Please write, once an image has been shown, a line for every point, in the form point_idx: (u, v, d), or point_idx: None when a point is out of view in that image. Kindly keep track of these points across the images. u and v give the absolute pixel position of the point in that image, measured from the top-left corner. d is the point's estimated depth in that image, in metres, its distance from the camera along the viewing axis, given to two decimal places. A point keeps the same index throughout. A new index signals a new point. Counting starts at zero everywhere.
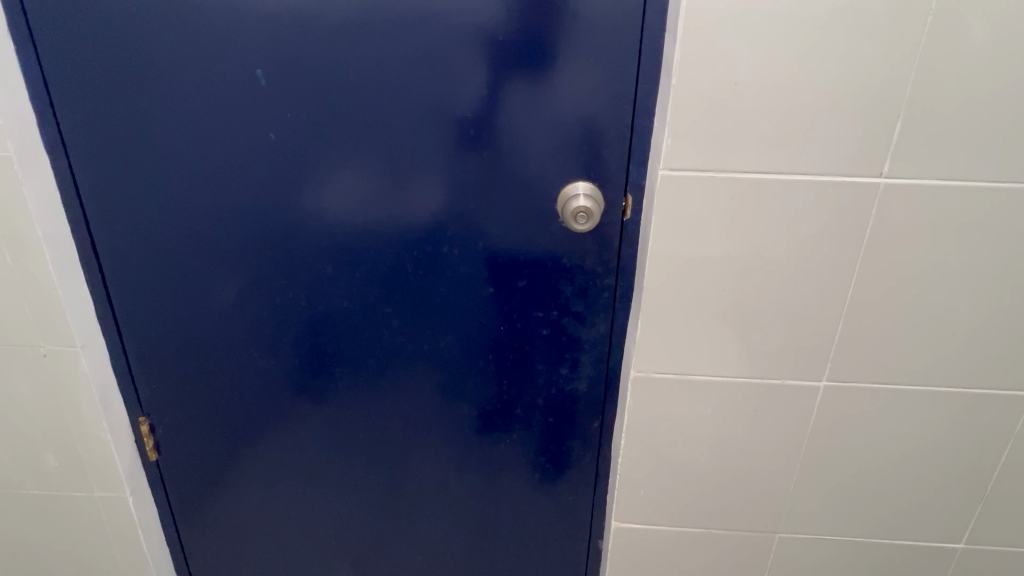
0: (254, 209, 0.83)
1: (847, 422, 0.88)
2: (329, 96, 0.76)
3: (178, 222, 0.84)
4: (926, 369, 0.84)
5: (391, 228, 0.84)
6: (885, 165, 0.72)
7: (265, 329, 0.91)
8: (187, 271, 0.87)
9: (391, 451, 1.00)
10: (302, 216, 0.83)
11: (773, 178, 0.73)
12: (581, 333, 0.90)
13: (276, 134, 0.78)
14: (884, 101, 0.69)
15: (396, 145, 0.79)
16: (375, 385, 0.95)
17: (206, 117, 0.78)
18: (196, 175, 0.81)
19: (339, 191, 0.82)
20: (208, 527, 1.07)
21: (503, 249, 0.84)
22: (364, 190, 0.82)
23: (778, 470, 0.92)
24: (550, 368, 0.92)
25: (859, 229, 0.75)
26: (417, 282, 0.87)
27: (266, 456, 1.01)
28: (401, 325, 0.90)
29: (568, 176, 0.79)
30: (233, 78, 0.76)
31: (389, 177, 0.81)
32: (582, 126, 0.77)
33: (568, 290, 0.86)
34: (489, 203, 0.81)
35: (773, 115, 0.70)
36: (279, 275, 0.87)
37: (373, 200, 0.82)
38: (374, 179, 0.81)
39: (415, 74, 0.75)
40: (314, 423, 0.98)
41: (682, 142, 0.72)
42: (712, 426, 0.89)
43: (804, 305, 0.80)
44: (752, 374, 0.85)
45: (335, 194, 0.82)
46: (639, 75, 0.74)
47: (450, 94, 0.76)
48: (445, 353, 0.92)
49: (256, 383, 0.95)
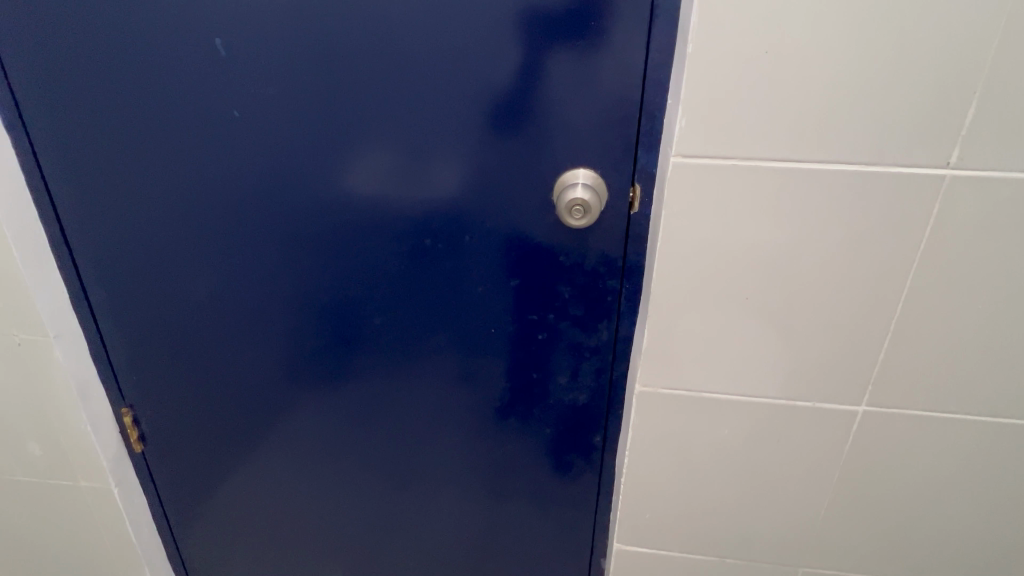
0: (224, 194, 0.76)
1: (888, 450, 0.76)
2: (295, 69, 0.67)
3: (149, 209, 0.78)
4: (986, 396, 0.71)
5: (372, 218, 0.75)
6: (953, 154, 0.59)
7: (244, 322, 0.85)
8: (160, 259, 0.81)
9: (381, 454, 0.94)
10: (315, 190, 0.74)
11: (810, 168, 0.61)
12: (581, 340, 0.80)
13: (242, 113, 0.71)
14: (955, 77, 0.55)
15: (372, 127, 0.70)
16: (364, 386, 0.88)
17: (166, 93, 0.70)
18: (162, 156, 0.74)
19: (372, 164, 0.72)
20: (200, 520, 1.03)
21: (495, 245, 0.75)
22: (397, 166, 0.72)
23: (804, 499, 0.81)
24: (548, 377, 0.83)
25: (915, 232, 0.63)
26: (403, 278, 0.79)
27: (255, 454, 0.96)
28: (388, 323, 0.83)
29: (567, 163, 0.69)
30: (191, 50, 0.68)
31: (380, 160, 0.72)
32: (584, 105, 0.66)
33: (567, 292, 0.76)
34: (479, 191, 0.72)
35: (813, 93, 0.57)
36: (256, 266, 0.80)
37: (379, 184, 0.73)
38: (389, 160, 0.72)
39: (389, 46, 0.65)
40: (300, 421, 0.93)
41: (698, 124, 0.60)
42: (728, 449, 0.79)
43: (841, 319, 0.69)
44: (777, 394, 0.74)
45: (363, 168, 0.72)
46: (650, 44, 0.62)
47: (431, 66, 0.65)
48: (436, 356, 0.84)
49: (238, 377, 0.90)
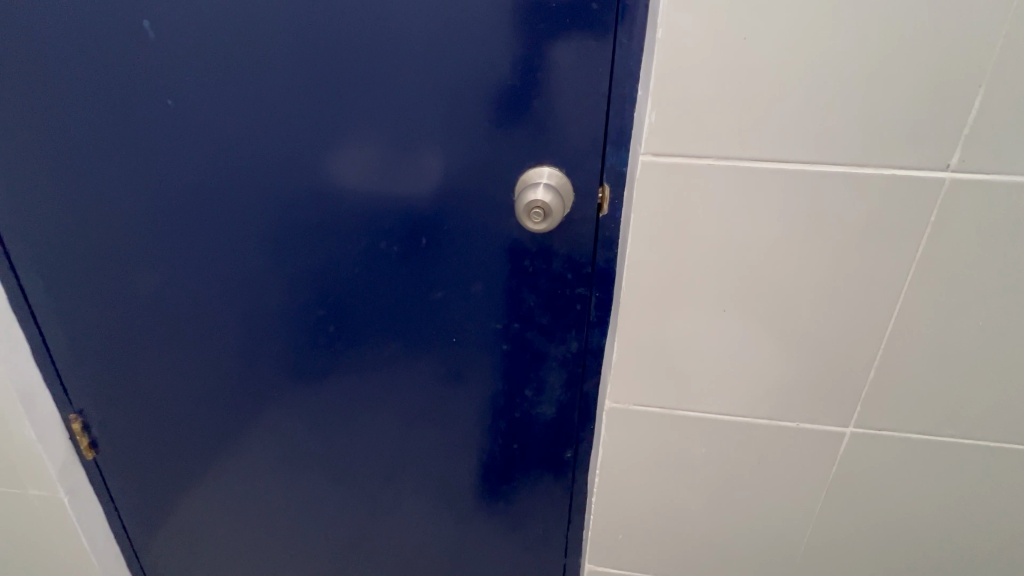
0: (164, 191, 0.71)
1: (875, 473, 0.71)
2: (231, 54, 0.62)
3: (87, 206, 0.73)
4: (983, 417, 0.65)
5: (323, 218, 0.70)
6: (955, 155, 0.53)
7: (193, 326, 0.80)
8: (102, 260, 0.76)
9: (342, 465, 0.89)
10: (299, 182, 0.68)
11: (795, 169, 0.55)
12: (548, 350, 0.74)
13: (177, 102, 0.65)
14: (958, 69, 0.49)
15: (318, 120, 0.64)
16: (324, 396, 0.83)
17: (97, 82, 0.65)
18: (95, 150, 0.69)
19: (357, 161, 0.66)
20: (160, 530, 0.99)
21: (454, 249, 0.69)
22: (381, 161, 0.65)
23: (786, 521, 0.76)
24: (514, 389, 0.78)
25: (911, 241, 0.57)
26: (358, 282, 0.73)
27: (211, 462, 0.91)
28: (344, 330, 0.77)
29: (528, 162, 0.63)
30: (119, 33, 0.62)
31: (366, 155, 0.65)
32: (547, 97, 0.60)
33: (532, 299, 0.71)
34: (435, 191, 0.66)
35: (798, 85, 0.51)
36: (202, 267, 0.75)
37: (366, 179, 0.67)
38: (366, 159, 0.66)
39: (332, 30, 0.59)
40: (256, 430, 0.88)
41: (670, 119, 0.54)
42: (705, 469, 0.73)
43: (827, 334, 0.63)
44: (757, 413, 0.69)
45: (353, 162, 0.66)
46: (618, 31, 0.56)
47: (381, 53, 0.60)
48: (395, 365, 0.79)
49: (191, 382, 0.85)
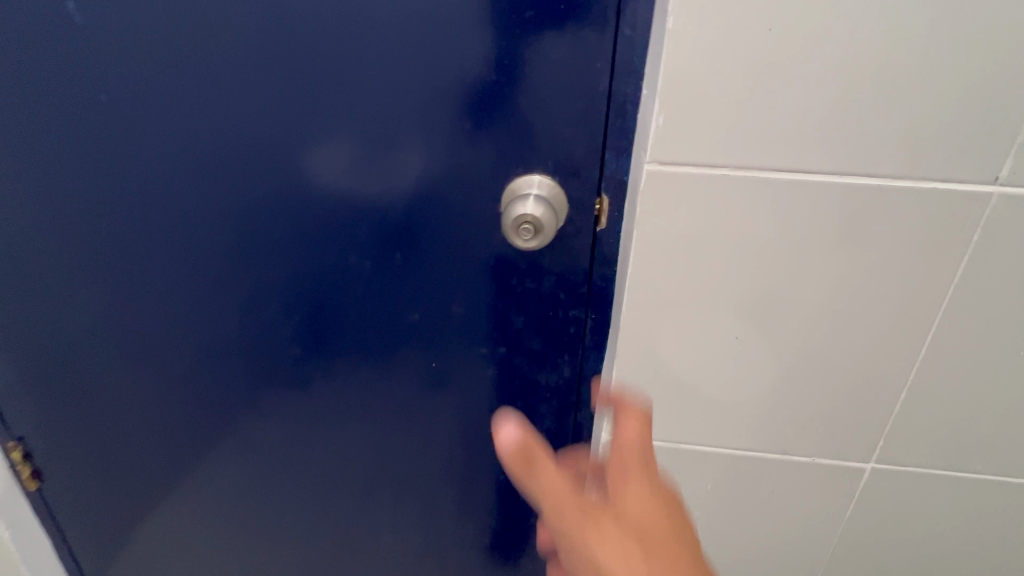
0: (103, 198, 0.62)
1: (894, 510, 0.65)
2: (176, 42, 0.53)
3: (13, 213, 0.64)
4: (1015, 453, 0.60)
5: (286, 229, 0.62)
6: (1004, 167, 0.47)
7: (144, 346, 0.72)
8: (35, 274, 0.68)
9: (314, 494, 0.81)
10: (239, 181, 0.60)
11: (822, 180, 0.49)
12: (538, 377, 0.68)
13: (112, 97, 0.57)
14: (1012, 70, 0.44)
15: (279, 119, 0.56)
16: (292, 423, 0.75)
17: (17, 71, 0.56)
18: (19, 150, 0.60)
19: (327, 161, 0.58)
20: (116, 563, 0.91)
21: (435, 266, 0.62)
22: (356, 162, 0.57)
23: (795, 557, 0.70)
24: (501, 418, 0.71)
25: (950, 261, 0.51)
26: (328, 300, 0.66)
27: (170, 491, 0.83)
28: (313, 351, 0.70)
29: (517, 170, 0.56)
30: (41, 16, 0.53)
31: (335, 153, 0.57)
32: (537, 96, 0.53)
33: (520, 322, 0.64)
34: (413, 202, 0.59)
35: (828, 86, 0.45)
36: (151, 282, 0.67)
37: (336, 183, 0.59)
38: (327, 155, 0.57)
39: (290, 17, 0.51)
40: (218, 457, 0.80)
41: (681, 124, 0.48)
42: (709, 504, 0.67)
43: (849, 363, 0.57)
44: (769, 446, 0.63)
45: (324, 161, 0.58)
46: (619, 22, 0.49)
47: (350, 43, 0.52)
48: (371, 390, 0.71)
49: (143, 407, 0.76)
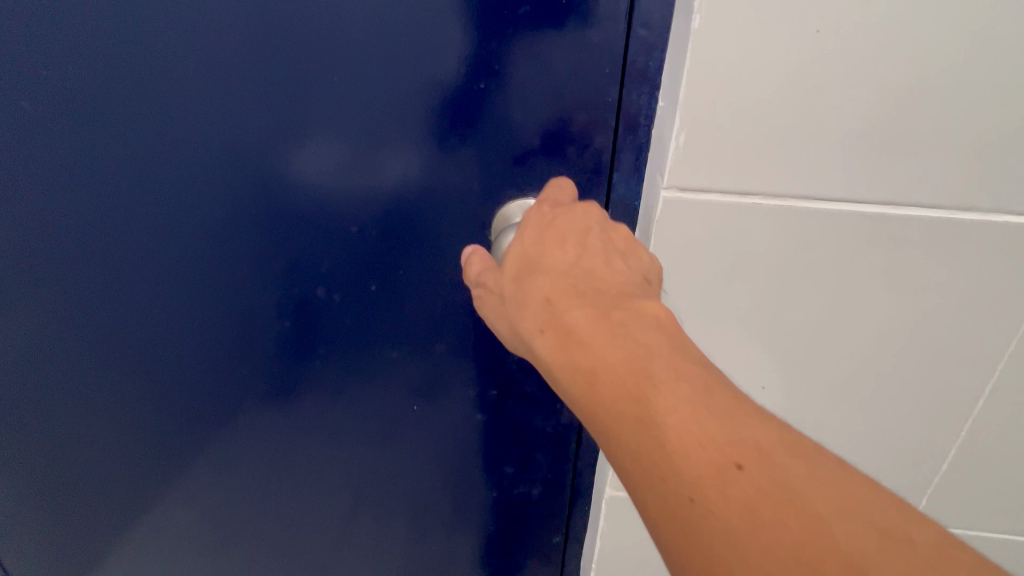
0: (27, 220, 0.53)
1: None
2: (113, 40, 0.45)
3: None
4: None
5: (247, 259, 0.54)
6: None
7: (79, 387, 0.62)
8: None
9: (283, 545, 0.72)
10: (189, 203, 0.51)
11: (859, 217, 0.46)
12: (533, 422, 0.62)
13: (35, 103, 0.48)
14: None
15: (239, 130, 0.48)
16: (254, 471, 0.66)
17: None
18: None
19: (316, 155, 0.49)
20: None
21: (421, 299, 0.55)
22: (349, 156, 0.49)
23: None
24: (492, 466, 0.65)
25: (988, 294, 0.49)
26: (296, 338, 0.58)
27: (113, 546, 0.73)
28: (278, 395, 0.61)
29: (512, 193, 0.50)
30: None
31: (325, 149, 0.49)
32: (535, 108, 0.46)
33: (514, 363, 0.58)
34: (395, 228, 0.52)
35: (866, 110, 0.42)
36: (86, 315, 0.58)
37: (319, 190, 0.51)
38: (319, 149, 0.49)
39: (250, 15, 0.44)
40: (170, 508, 0.70)
41: (704, 149, 0.44)
42: None
43: (877, 398, 0.55)
44: None
45: (317, 155, 0.49)
46: (631, 29, 0.43)
47: (324, 46, 0.44)
48: (348, 435, 0.63)
49: (79, 456, 0.66)
